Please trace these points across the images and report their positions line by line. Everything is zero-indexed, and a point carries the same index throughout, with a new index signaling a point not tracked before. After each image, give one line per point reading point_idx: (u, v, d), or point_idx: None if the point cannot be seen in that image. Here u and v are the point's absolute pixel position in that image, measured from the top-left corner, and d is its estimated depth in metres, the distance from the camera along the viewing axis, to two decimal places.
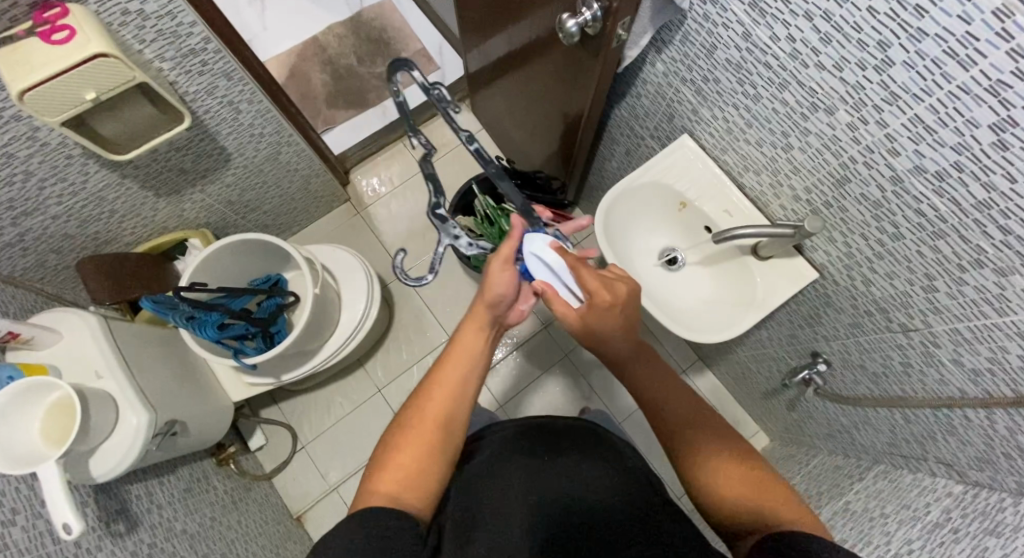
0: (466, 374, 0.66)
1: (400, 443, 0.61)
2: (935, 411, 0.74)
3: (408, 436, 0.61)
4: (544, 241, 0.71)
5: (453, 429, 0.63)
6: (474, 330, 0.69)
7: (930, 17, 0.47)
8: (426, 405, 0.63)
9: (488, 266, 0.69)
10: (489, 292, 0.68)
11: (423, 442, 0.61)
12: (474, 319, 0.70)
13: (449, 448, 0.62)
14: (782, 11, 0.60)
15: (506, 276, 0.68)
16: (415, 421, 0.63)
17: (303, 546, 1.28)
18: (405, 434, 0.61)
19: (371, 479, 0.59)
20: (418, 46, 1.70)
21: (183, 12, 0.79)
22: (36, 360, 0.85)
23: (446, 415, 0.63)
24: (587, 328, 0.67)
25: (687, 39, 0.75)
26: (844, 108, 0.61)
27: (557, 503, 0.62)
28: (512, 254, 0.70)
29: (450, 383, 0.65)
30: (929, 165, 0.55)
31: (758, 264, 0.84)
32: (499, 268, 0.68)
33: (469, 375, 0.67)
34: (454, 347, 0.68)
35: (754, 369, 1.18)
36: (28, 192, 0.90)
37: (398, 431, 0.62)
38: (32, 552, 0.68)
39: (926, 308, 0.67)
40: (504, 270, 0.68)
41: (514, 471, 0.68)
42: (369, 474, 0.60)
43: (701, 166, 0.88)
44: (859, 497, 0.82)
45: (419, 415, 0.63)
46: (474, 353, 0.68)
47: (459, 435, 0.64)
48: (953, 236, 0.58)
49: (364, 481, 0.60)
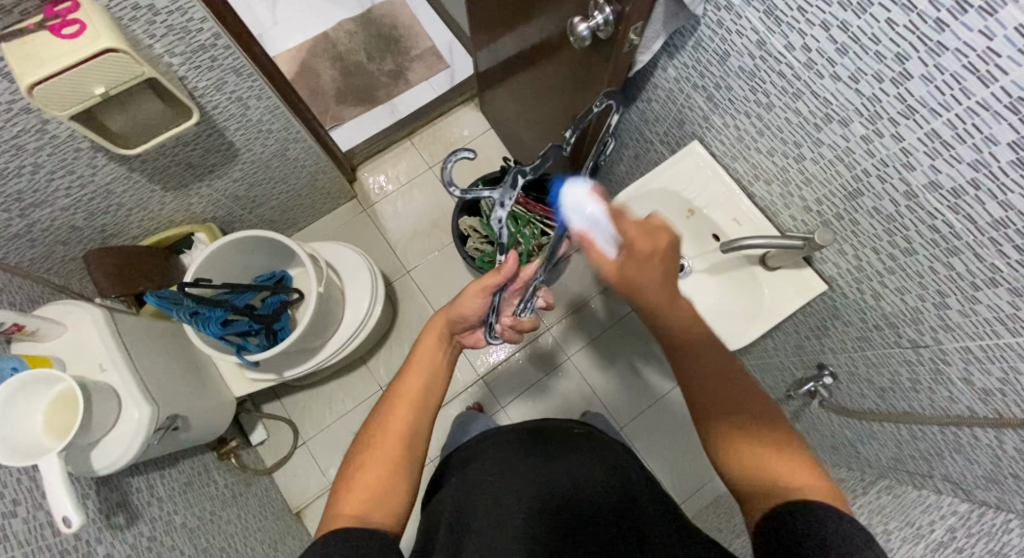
0: (428, 386, 0.67)
1: (366, 458, 0.61)
2: (943, 428, 0.72)
3: (374, 451, 0.62)
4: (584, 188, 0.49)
5: (418, 441, 0.64)
6: (433, 343, 0.71)
7: (951, 30, 0.46)
8: (388, 419, 0.64)
9: (468, 285, 0.68)
10: (457, 307, 0.69)
11: (389, 456, 0.61)
12: (433, 333, 0.71)
13: (414, 460, 0.63)
14: (798, 20, 0.59)
15: (479, 302, 0.68)
16: (380, 435, 0.63)
17: (301, 541, 1.28)
18: (371, 449, 0.62)
19: (337, 498, 0.59)
20: (429, 44, 1.69)
21: (193, 8, 0.79)
22: (40, 351, 0.85)
23: (411, 427, 0.64)
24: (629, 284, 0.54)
25: (700, 45, 0.75)
26: (859, 120, 0.60)
27: (554, 502, 0.62)
28: (494, 287, 0.66)
29: (410, 395, 0.66)
30: (945, 181, 0.54)
31: (766, 274, 0.83)
32: (477, 293, 0.67)
33: (429, 387, 0.67)
34: (414, 361, 0.69)
35: (758, 378, 1.17)
36: (36, 184, 0.90)
37: (363, 447, 0.63)
38: (32, 545, 0.68)
39: (937, 325, 0.66)
40: (478, 297, 0.67)
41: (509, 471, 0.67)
42: (335, 492, 0.60)
43: (711, 173, 0.86)
44: (863, 512, 0.81)
45: (384, 429, 0.63)
46: (433, 365, 0.69)
47: (423, 445, 0.65)
48: (967, 254, 0.57)
49: (331, 500, 0.60)
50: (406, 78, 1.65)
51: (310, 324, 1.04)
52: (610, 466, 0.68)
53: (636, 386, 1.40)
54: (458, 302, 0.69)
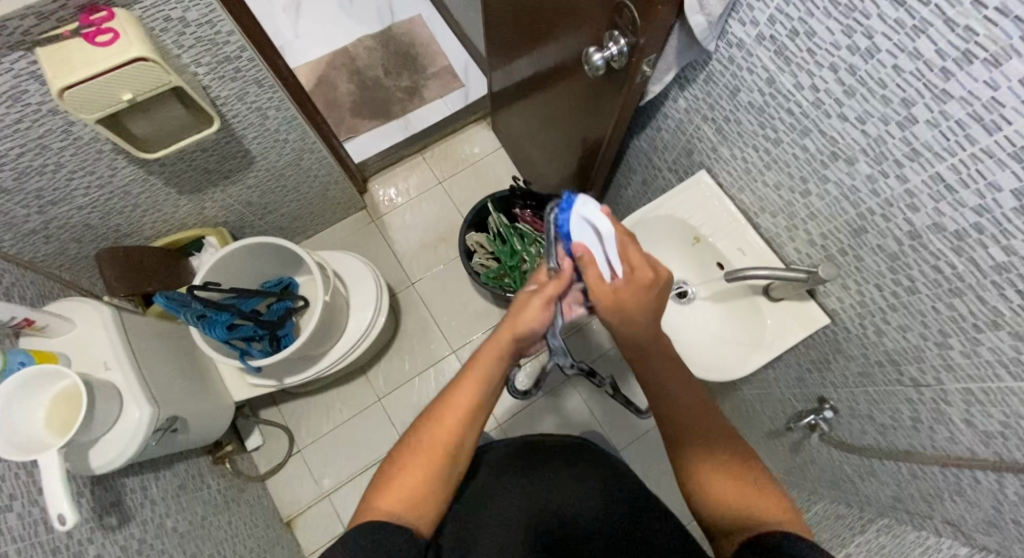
0: (482, 398, 0.63)
1: (408, 461, 0.60)
2: (943, 468, 0.72)
3: (420, 458, 0.60)
4: (595, 207, 0.54)
5: (463, 453, 0.62)
6: (496, 352, 0.64)
7: (957, 79, 0.48)
8: (437, 430, 0.62)
9: (532, 298, 0.63)
10: (516, 320, 0.63)
11: (432, 465, 0.60)
12: (496, 344, 0.65)
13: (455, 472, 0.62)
14: (807, 61, 0.61)
15: (545, 311, 0.63)
16: (427, 441, 0.61)
17: (290, 551, 1.27)
18: (418, 453, 0.61)
19: (374, 493, 0.60)
20: (445, 63, 1.73)
21: (222, 22, 0.82)
22: (48, 347, 0.86)
23: (457, 443, 0.62)
24: (617, 306, 0.59)
25: (710, 79, 0.77)
26: (864, 160, 0.61)
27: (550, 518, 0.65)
28: (557, 293, 0.63)
29: (462, 408, 0.62)
30: (948, 224, 0.55)
31: (769, 305, 0.83)
32: (541, 304, 0.63)
33: (483, 399, 0.63)
34: (473, 369, 0.64)
35: (758, 408, 1.17)
36: (57, 183, 0.92)
37: (408, 447, 0.62)
38: (26, 541, 0.68)
39: (938, 365, 0.66)
40: (543, 308, 0.63)
41: (513, 487, 0.69)
42: (370, 489, 0.60)
43: (716, 204, 0.87)
44: (860, 549, 0.80)
45: (431, 437, 0.61)
46: (489, 378, 0.64)
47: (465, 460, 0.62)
48: (969, 295, 0.57)
49: (366, 495, 0.60)
50: (421, 94, 1.69)
51: (315, 333, 1.05)
52: (605, 477, 0.70)
53: (634, 407, 1.39)
54: (523, 314, 0.63)
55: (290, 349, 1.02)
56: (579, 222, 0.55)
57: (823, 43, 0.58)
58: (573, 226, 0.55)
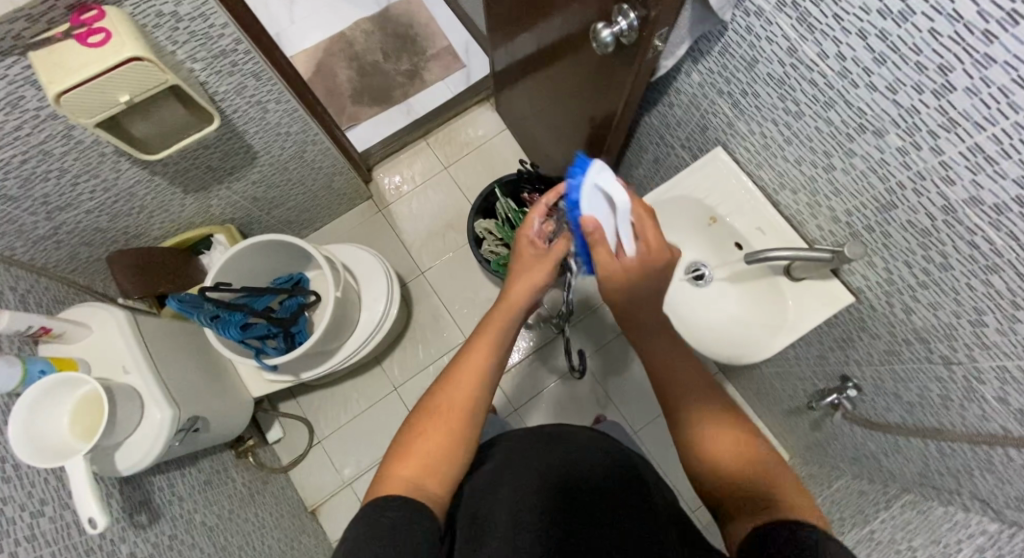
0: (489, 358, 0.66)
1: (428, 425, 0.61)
2: (973, 446, 0.70)
3: (436, 425, 0.61)
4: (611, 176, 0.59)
5: (478, 411, 0.64)
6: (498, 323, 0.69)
7: (1000, 43, 0.44)
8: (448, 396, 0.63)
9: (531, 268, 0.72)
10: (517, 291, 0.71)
11: (450, 430, 0.61)
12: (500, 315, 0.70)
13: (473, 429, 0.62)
14: (832, 28, 0.58)
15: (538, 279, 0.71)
16: (443, 408, 0.62)
17: (317, 539, 1.29)
18: (434, 420, 0.61)
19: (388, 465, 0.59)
20: (445, 43, 1.68)
21: (215, 14, 0.79)
22: (67, 353, 0.87)
23: (471, 399, 0.63)
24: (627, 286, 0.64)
25: (727, 51, 0.73)
26: (895, 131, 0.58)
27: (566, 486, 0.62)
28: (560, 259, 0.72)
29: (472, 370, 0.65)
30: (987, 198, 0.52)
31: (791, 285, 0.81)
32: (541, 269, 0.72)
33: (488, 362, 0.66)
34: (478, 340, 0.68)
35: (777, 386, 1.15)
36: (63, 189, 0.92)
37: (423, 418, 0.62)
38: (59, 543, 0.70)
39: (972, 342, 0.64)
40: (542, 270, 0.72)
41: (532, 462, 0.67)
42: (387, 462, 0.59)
43: (734, 182, 0.85)
44: (886, 526, 0.80)
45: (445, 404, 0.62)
46: (496, 341, 0.68)
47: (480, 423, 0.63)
48: (1008, 271, 0.55)
49: (383, 466, 0.59)
50: (422, 78, 1.65)
51: (329, 328, 1.04)
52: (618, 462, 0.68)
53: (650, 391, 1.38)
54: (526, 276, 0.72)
55: (306, 345, 1.02)
56: (590, 190, 0.60)
57: (851, 8, 0.54)
58: (587, 191, 0.60)
